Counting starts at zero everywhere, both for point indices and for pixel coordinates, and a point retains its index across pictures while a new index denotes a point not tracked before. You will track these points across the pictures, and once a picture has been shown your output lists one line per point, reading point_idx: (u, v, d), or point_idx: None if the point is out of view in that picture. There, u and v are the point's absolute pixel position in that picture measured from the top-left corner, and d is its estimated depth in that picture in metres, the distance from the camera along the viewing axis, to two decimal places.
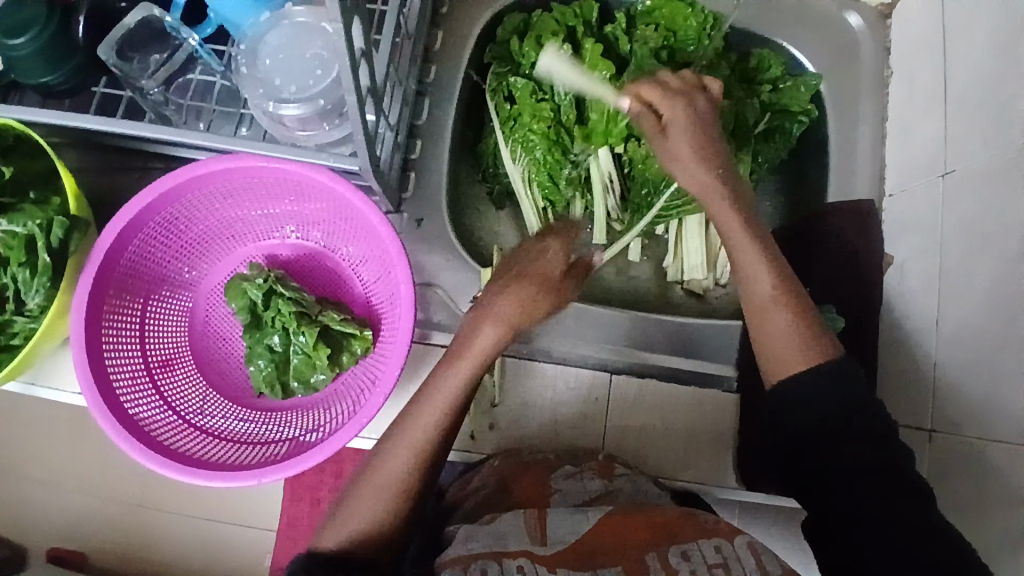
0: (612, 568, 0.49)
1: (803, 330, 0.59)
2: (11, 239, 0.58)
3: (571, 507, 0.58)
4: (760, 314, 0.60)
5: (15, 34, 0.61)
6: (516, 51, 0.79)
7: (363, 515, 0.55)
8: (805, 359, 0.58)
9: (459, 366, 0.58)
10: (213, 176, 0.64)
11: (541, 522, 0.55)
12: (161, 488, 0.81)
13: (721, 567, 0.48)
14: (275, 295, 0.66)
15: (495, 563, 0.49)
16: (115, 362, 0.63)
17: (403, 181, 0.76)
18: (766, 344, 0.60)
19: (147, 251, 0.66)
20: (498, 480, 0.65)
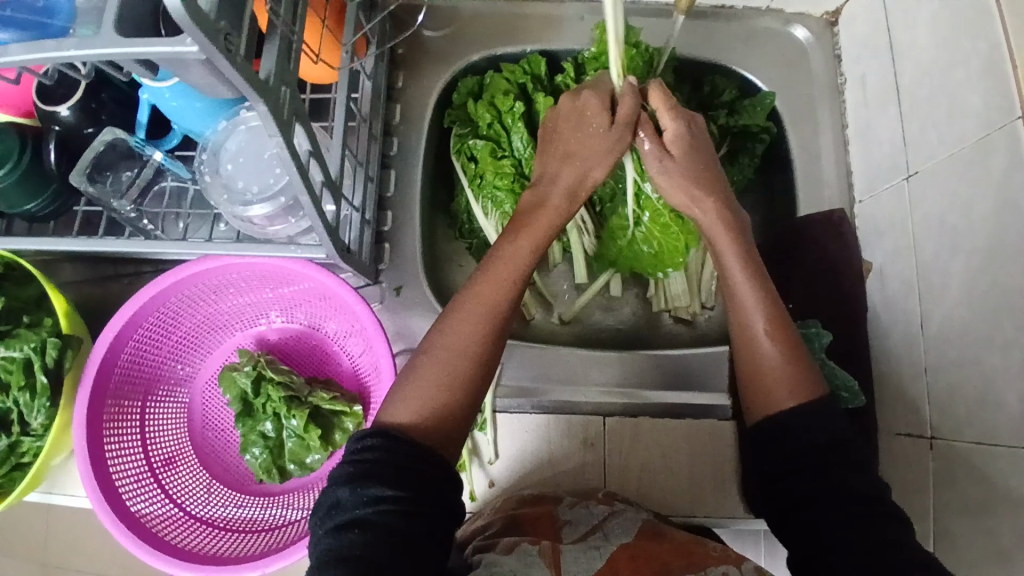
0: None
1: (795, 366, 0.58)
2: (9, 364, 0.61)
3: (582, 543, 0.57)
4: (750, 342, 0.60)
5: None
6: (472, 113, 0.81)
7: (419, 398, 0.54)
8: (794, 392, 0.57)
9: (503, 265, 0.61)
10: (195, 277, 0.67)
11: (556, 552, 0.55)
12: None
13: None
14: (265, 380, 0.68)
15: None
16: (118, 467, 0.66)
17: (379, 253, 0.79)
18: (759, 377, 0.58)
19: (140, 355, 0.69)
20: (504, 519, 0.64)
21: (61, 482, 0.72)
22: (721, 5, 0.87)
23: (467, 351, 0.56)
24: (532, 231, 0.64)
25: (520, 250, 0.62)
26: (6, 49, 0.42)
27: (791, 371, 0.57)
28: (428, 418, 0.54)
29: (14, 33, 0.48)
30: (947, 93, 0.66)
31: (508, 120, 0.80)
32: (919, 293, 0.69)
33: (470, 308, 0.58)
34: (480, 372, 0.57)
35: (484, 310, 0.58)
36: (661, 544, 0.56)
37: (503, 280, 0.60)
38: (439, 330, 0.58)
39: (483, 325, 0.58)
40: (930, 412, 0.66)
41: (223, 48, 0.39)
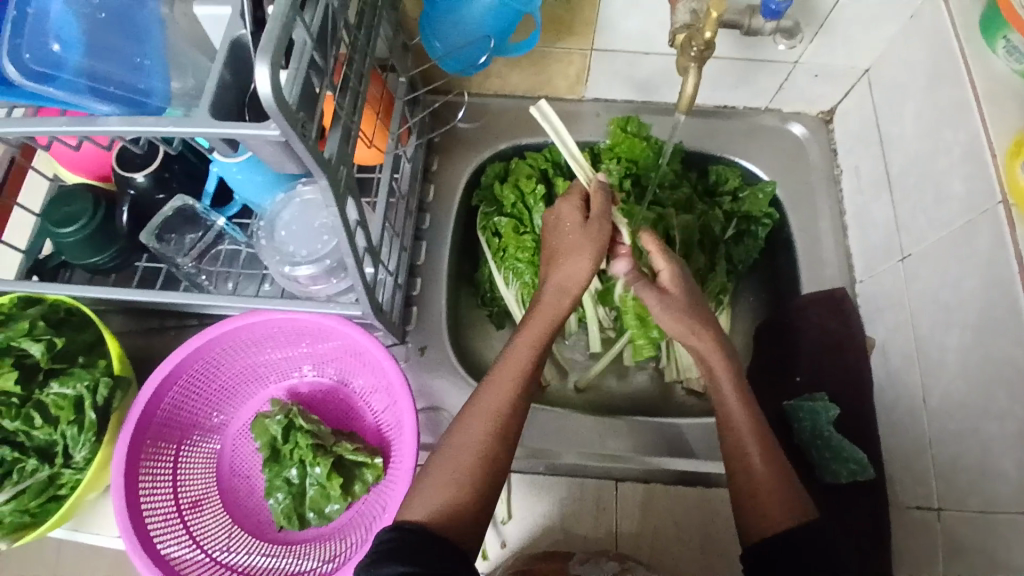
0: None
1: (788, 487, 0.62)
2: (62, 400, 0.66)
3: None
4: (740, 453, 0.65)
5: (64, 224, 0.75)
6: (498, 194, 0.90)
7: (433, 498, 0.58)
8: (790, 514, 0.60)
9: (508, 368, 0.65)
10: (240, 328, 0.73)
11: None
12: None
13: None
14: (294, 428, 0.72)
15: None
16: (150, 506, 0.69)
17: (407, 315, 0.85)
18: (753, 493, 0.62)
19: (181, 400, 0.74)
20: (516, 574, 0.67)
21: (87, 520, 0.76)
22: (725, 104, 0.97)
23: (472, 446, 0.61)
24: (530, 334, 0.68)
25: (523, 351, 0.67)
26: (106, 120, 0.50)
27: (786, 494, 0.61)
28: (439, 514, 0.57)
29: (115, 108, 0.54)
30: (933, 184, 0.73)
31: (530, 200, 0.88)
32: (919, 366, 0.72)
33: (479, 404, 0.63)
34: (487, 470, 0.60)
35: (493, 409, 0.62)
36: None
37: (509, 382, 0.64)
38: (453, 435, 0.62)
39: (493, 424, 0.62)
40: (937, 484, 0.67)
41: (300, 133, 0.48)
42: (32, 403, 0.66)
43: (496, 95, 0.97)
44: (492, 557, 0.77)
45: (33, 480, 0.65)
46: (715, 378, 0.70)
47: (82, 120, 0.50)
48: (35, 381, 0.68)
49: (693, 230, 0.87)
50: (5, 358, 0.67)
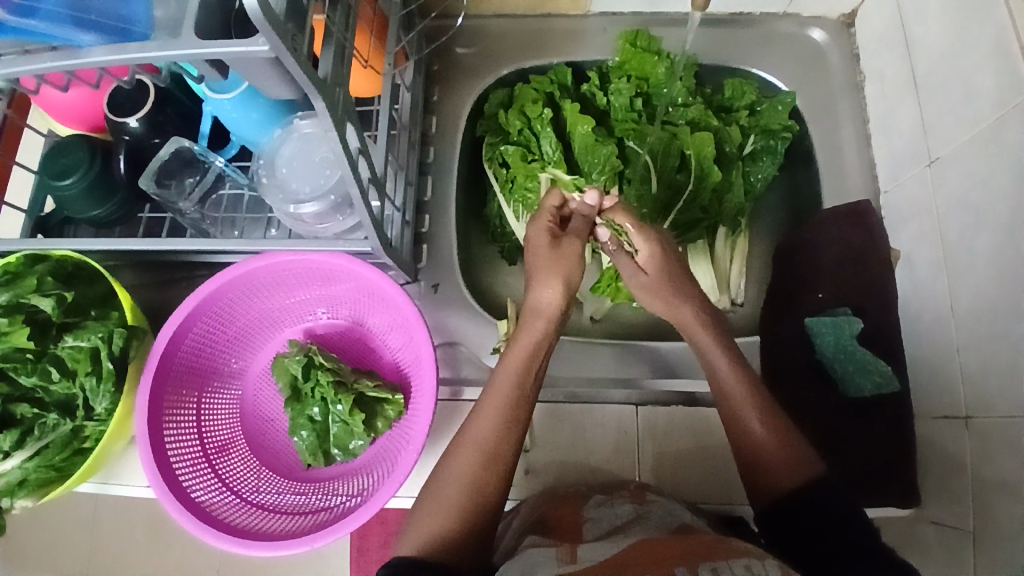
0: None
1: (790, 449, 0.65)
2: (78, 353, 0.66)
3: (602, 537, 0.62)
4: (731, 409, 0.68)
5: (62, 176, 0.73)
6: (503, 122, 0.86)
7: (423, 530, 0.60)
8: (795, 472, 0.64)
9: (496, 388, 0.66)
10: (250, 273, 0.72)
11: (573, 551, 0.58)
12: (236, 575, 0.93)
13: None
14: (314, 366, 0.72)
15: None
16: (177, 451, 0.69)
17: (417, 253, 0.83)
18: (757, 459, 0.66)
19: (198, 347, 0.74)
20: (536, 516, 0.69)
21: (116, 472, 0.74)
22: (741, 12, 0.91)
23: (462, 476, 0.62)
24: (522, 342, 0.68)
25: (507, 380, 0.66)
26: (88, 52, 0.47)
27: (787, 454, 0.65)
28: (429, 541, 0.58)
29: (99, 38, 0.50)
30: (962, 78, 0.68)
31: (537, 125, 0.84)
32: (947, 274, 0.70)
33: (470, 433, 0.64)
34: (480, 506, 0.61)
35: (478, 445, 0.63)
36: (680, 541, 0.57)
37: (496, 412, 0.64)
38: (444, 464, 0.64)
39: (483, 449, 0.63)
40: (963, 393, 0.67)
41: (290, 47, 0.44)
42: (49, 358, 0.66)
43: (496, 16, 0.91)
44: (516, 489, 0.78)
45: (56, 434, 0.65)
46: (710, 362, 0.71)
47: (64, 54, 0.47)
48: (48, 337, 0.66)
49: (708, 145, 0.82)
50: (16, 315, 0.65)
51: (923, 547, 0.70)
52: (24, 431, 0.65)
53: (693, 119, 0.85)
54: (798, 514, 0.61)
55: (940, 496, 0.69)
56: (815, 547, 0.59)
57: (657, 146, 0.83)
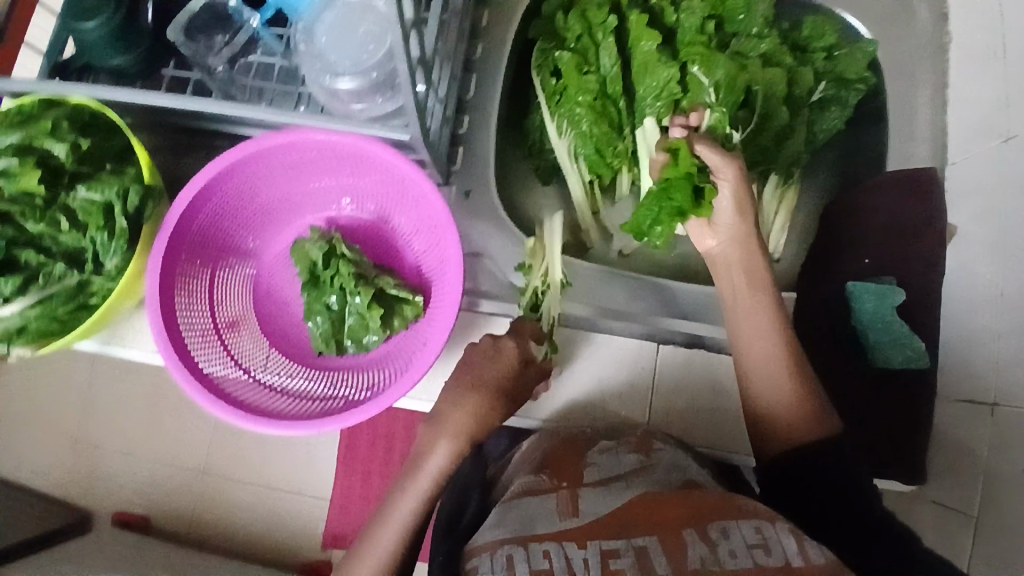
0: (650, 539, 0.55)
1: (810, 406, 0.66)
2: (90, 206, 0.61)
3: (601, 483, 0.64)
4: (763, 369, 0.66)
5: (86, 17, 0.66)
6: (561, 26, 0.78)
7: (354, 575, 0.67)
8: (810, 428, 0.65)
9: (443, 433, 0.69)
10: (277, 148, 0.67)
11: (573, 502, 0.61)
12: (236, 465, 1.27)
13: (760, 548, 0.53)
14: (336, 255, 0.69)
15: (522, 548, 0.56)
16: (186, 321, 0.67)
17: (452, 155, 0.78)
18: (773, 418, 0.66)
19: (215, 218, 0.70)
20: (540, 455, 0.71)
21: (119, 334, 0.72)
22: None
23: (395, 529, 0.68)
24: (464, 411, 0.69)
25: (450, 434, 0.69)
26: None
27: (807, 414, 0.65)
28: None
29: None
30: None
31: (599, 33, 0.77)
32: (1005, 257, 0.66)
33: (406, 486, 0.70)
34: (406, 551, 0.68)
35: (415, 493, 0.68)
36: (685, 500, 0.59)
37: (431, 470, 0.69)
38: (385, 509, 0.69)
39: (417, 501, 0.68)
40: (995, 380, 0.65)
41: None
42: (59, 207, 0.61)
43: None
44: (533, 408, 0.77)
45: (62, 285, 0.62)
46: (740, 321, 0.68)
47: None
48: (59, 184, 0.62)
49: (778, 83, 0.77)
50: (28, 157, 0.60)
51: (918, 521, 0.71)
52: (28, 278, 0.62)
53: (766, 53, 0.78)
54: (797, 477, 0.64)
55: (947, 475, 0.69)
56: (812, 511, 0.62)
57: (723, 80, 0.75)
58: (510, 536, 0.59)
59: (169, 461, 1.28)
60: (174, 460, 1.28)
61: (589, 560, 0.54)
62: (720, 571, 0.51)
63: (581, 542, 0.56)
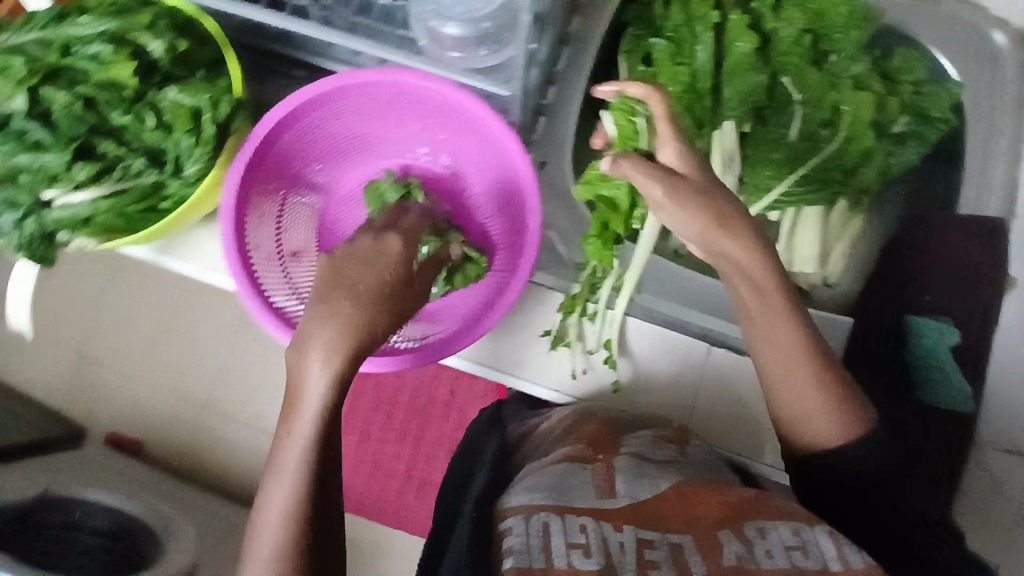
0: (686, 535, 0.53)
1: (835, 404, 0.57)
2: (179, 107, 0.60)
3: (638, 467, 0.61)
4: (790, 372, 0.57)
5: None
6: (660, 15, 0.77)
7: (271, 520, 0.52)
8: (839, 425, 0.57)
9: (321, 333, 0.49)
10: (370, 86, 0.66)
11: (610, 482, 0.59)
12: (215, 405, 1.30)
13: (798, 550, 0.50)
14: (410, 200, 0.70)
15: (557, 517, 0.53)
16: (255, 243, 0.67)
17: (533, 124, 0.77)
18: (798, 420, 0.58)
19: (294, 146, 0.69)
20: (565, 431, 0.69)
21: (176, 246, 0.70)
22: None
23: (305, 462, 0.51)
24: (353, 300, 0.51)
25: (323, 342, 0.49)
26: None
27: (832, 417, 0.57)
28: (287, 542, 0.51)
29: None
30: None
31: (698, 27, 0.75)
32: None
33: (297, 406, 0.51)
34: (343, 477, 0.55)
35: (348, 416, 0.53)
36: (718, 491, 0.57)
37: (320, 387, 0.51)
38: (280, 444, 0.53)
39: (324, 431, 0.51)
40: None
41: None
42: (147, 102, 0.61)
43: None
44: (577, 386, 0.73)
45: (139, 184, 0.62)
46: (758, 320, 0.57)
47: None
48: (150, 82, 0.61)
49: (866, 109, 0.75)
50: (123, 47, 0.59)
51: None
52: (104, 168, 0.61)
53: (857, 76, 0.77)
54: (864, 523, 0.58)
55: None
56: (841, 517, 0.59)
57: (812, 95, 0.75)
58: (547, 503, 0.55)
59: (160, 389, 1.32)
60: (169, 390, 1.32)
61: (625, 543, 0.51)
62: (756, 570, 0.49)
63: (618, 525, 0.53)
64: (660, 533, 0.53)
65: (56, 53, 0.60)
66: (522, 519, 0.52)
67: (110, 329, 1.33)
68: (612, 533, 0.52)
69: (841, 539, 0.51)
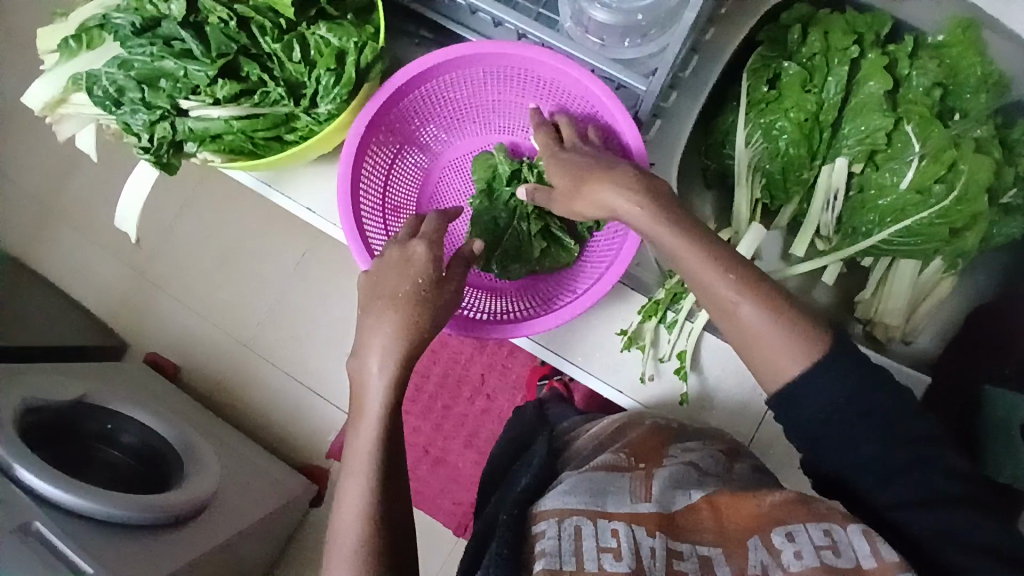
0: (715, 549, 0.54)
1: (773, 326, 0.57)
2: (325, 46, 0.62)
3: (675, 476, 0.62)
4: (729, 319, 0.58)
5: None
6: (796, 41, 0.77)
7: (352, 499, 0.61)
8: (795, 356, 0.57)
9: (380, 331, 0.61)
10: (505, 58, 0.66)
11: (646, 488, 0.59)
12: (258, 342, 1.33)
13: (829, 548, 0.52)
14: (518, 177, 0.73)
15: (591, 521, 0.54)
16: (365, 191, 0.68)
17: (647, 125, 0.76)
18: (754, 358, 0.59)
19: (419, 105, 0.70)
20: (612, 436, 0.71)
21: (281, 179, 0.70)
22: None
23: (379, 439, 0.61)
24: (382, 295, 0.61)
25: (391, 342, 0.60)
26: None
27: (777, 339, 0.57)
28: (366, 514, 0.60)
29: None
30: None
31: (834, 58, 0.76)
32: None
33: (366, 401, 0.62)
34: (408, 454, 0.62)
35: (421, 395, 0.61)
36: (753, 498, 0.57)
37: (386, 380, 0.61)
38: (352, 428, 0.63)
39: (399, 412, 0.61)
40: None
41: None
42: (297, 34, 0.63)
43: None
44: (640, 391, 0.72)
45: (272, 112, 0.63)
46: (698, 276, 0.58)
47: None
48: (306, 15, 0.63)
49: (983, 173, 0.73)
50: None
51: None
52: (245, 90, 0.64)
53: (979, 139, 0.75)
54: None
55: None
56: None
57: (932, 150, 0.74)
58: (582, 506, 0.56)
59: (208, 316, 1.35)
60: (216, 319, 1.35)
61: (656, 550, 0.53)
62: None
63: (650, 531, 0.54)
64: (690, 544, 0.54)
65: None
66: (556, 522, 0.54)
67: (173, 249, 1.37)
68: (643, 539, 0.53)
69: (874, 536, 0.53)
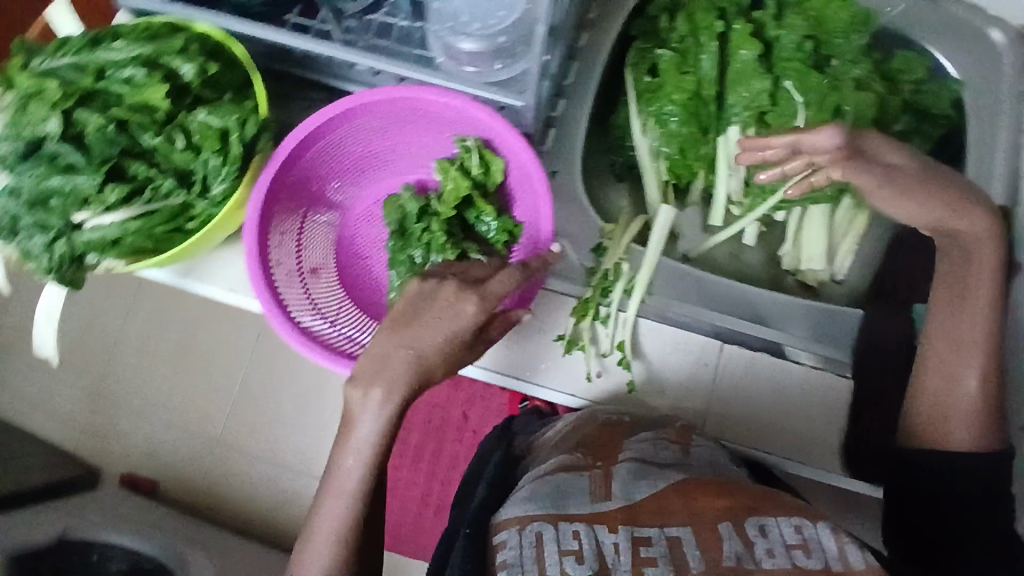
0: (684, 529, 0.53)
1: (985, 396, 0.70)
2: (207, 128, 0.63)
3: (639, 469, 0.61)
4: (950, 374, 0.71)
5: None
6: (666, 27, 0.80)
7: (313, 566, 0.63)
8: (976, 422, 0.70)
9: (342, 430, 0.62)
10: (388, 103, 0.68)
11: (608, 486, 0.60)
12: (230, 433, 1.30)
13: (800, 547, 0.49)
14: (428, 213, 0.73)
15: (553, 524, 0.55)
16: (277, 258, 0.68)
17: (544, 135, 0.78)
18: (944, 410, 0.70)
19: (316, 163, 0.71)
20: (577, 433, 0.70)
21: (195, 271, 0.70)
22: None
23: (340, 510, 0.62)
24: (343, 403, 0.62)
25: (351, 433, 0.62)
26: None
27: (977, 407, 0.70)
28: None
29: None
30: None
31: (703, 37, 0.77)
32: None
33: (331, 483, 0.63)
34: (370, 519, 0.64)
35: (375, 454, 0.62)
36: (721, 489, 0.56)
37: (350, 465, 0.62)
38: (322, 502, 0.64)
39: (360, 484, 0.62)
40: None
41: None
42: (176, 124, 0.63)
43: None
44: (591, 390, 0.73)
45: (167, 203, 0.63)
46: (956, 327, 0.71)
47: None
48: (182, 103, 0.64)
49: (868, 108, 0.76)
50: (156, 71, 0.62)
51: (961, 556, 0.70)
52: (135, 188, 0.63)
53: (860, 77, 0.79)
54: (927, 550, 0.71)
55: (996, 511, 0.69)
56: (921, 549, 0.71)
57: (815, 97, 0.76)
58: (541, 513, 0.57)
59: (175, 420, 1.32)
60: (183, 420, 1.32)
61: (618, 544, 0.53)
62: (755, 569, 0.48)
63: (612, 527, 0.55)
64: (655, 531, 0.54)
65: (91, 76, 0.63)
66: (517, 529, 0.56)
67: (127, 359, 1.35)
68: (604, 535, 0.54)
69: (843, 537, 0.50)
